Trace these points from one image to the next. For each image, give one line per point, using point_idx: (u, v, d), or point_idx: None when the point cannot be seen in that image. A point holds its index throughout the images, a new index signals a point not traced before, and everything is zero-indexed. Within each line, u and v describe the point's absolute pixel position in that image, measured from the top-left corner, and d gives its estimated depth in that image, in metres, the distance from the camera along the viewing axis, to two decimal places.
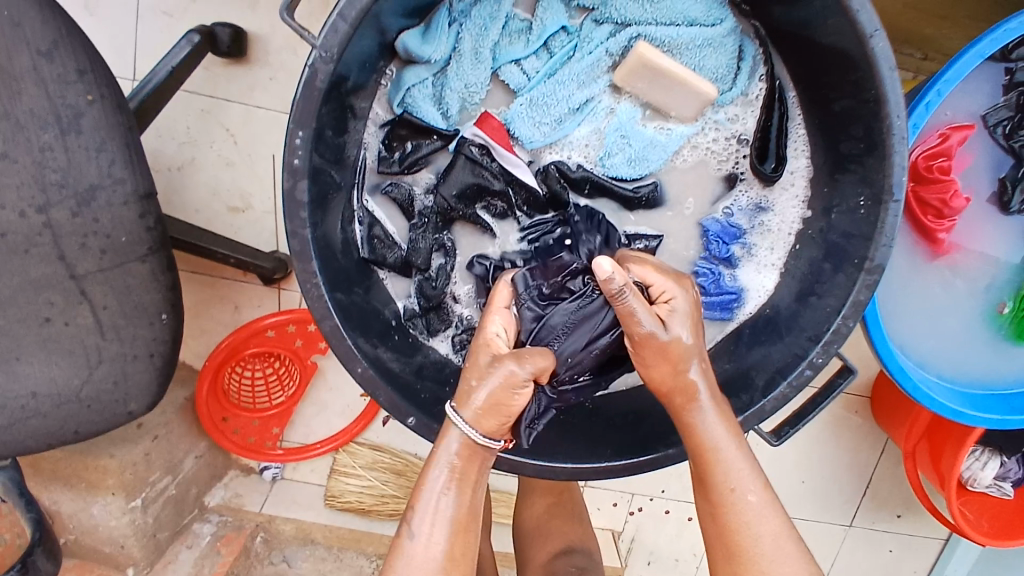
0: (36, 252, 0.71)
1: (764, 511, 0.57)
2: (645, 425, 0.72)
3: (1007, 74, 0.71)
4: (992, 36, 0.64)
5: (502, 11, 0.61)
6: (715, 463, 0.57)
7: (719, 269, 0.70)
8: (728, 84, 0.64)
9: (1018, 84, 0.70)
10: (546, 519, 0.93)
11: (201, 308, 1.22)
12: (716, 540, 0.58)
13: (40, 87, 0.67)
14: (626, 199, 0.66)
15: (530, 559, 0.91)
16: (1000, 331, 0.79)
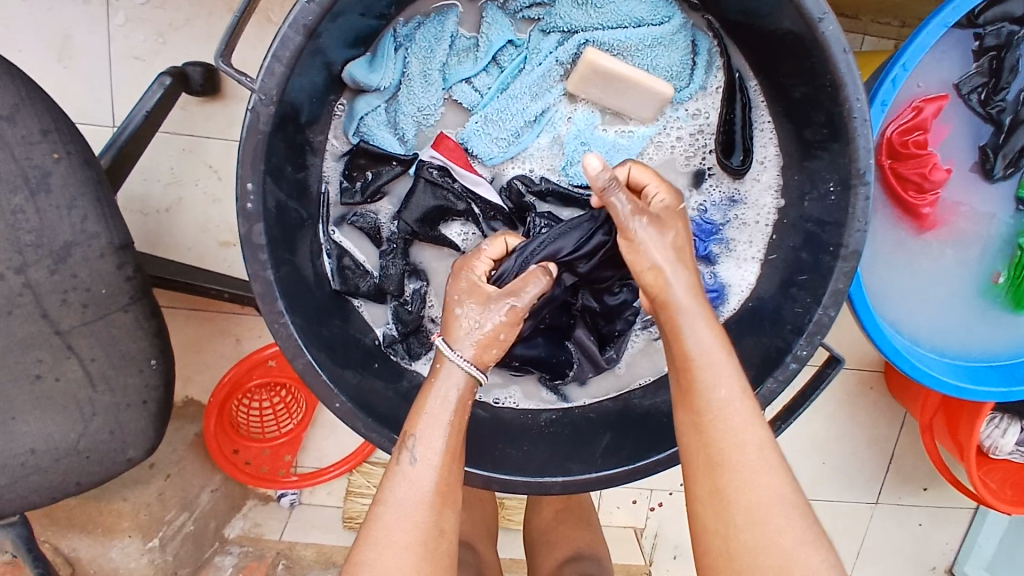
0: (18, 313, 0.72)
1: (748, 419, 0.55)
2: (638, 432, 0.71)
3: (977, 40, 0.69)
4: (956, 3, 0.61)
5: (446, 31, 0.61)
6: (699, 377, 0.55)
7: (697, 267, 0.69)
8: (684, 81, 0.63)
9: (989, 49, 0.68)
10: (554, 525, 0.91)
11: (203, 344, 1.24)
12: (699, 450, 0.56)
13: (5, 151, 0.68)
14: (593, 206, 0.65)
15: (538, 567, 0.88)
16: (997, 301, 0.76)
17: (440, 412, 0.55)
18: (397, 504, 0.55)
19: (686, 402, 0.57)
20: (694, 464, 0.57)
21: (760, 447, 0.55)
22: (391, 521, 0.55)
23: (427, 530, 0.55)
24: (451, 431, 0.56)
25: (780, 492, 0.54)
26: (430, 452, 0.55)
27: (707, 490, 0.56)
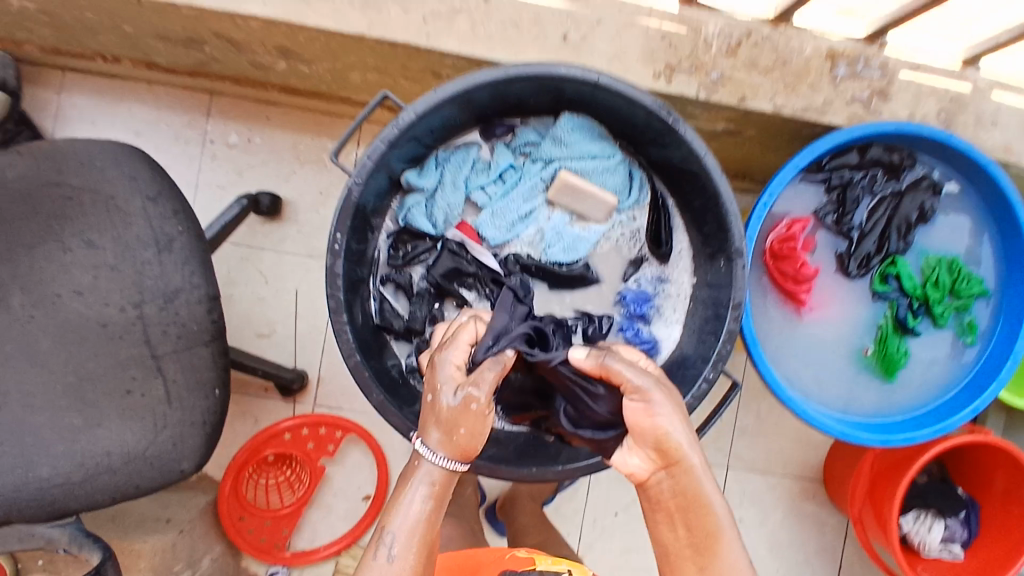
0: (127, 337, 0.95)
1: None
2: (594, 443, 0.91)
3: (825, 183, 0.99)
4: (802, 155, 0.92)
5: (470, 157, 0.93)
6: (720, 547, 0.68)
7: (638, 324, 0.95)
8: (625, 197, 0.95)
9: (834, 188, 0.98)
10: None
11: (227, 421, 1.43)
12: None
13: (147, 220, 0.96)
14: (564, 276, 0.93)
15: None
16: (870, 369, 1.01)
17: (406, 513, 0.69)
18: None
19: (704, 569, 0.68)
20: None
21: None
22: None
23: None
24: (415, 525, 0.69)
25: None
26: (395, 547, 0.68)
27: None
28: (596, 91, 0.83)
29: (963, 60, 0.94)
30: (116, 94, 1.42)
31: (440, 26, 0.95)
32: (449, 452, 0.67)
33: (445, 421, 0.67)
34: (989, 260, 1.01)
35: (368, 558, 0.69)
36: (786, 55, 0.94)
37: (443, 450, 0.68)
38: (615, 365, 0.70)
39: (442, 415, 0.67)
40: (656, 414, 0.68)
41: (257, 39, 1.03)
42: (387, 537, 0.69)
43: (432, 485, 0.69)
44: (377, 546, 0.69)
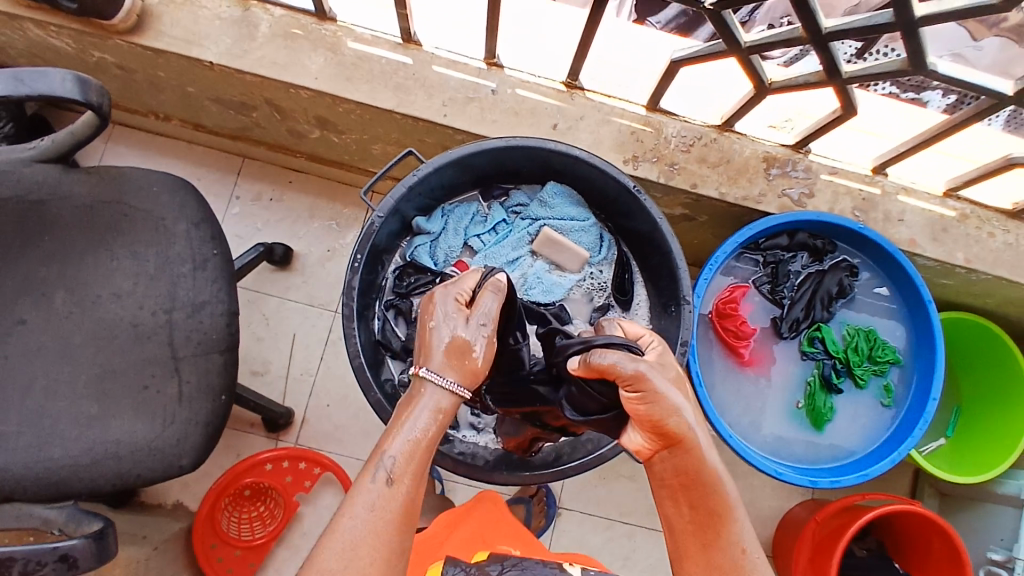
0: (154, 338, 1.08)
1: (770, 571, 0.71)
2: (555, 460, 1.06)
3: (763, 259, 1.19)
4: (744, 232, 1.10)
5: (471, 210, 1.12)
6: (726, 525, 0.71)
7: None
8: (597, 253, 1.13)
9: (769, 262, 1.18)
10: None
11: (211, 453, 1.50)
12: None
13: (189, 241, 1.12)
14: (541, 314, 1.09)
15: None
16: (801, 419, 1.18)
17: (409, 436, 0.71)
18: (357, 517, 0.67)
19: (713, 546, 0.71)
20: None
21: None
22: (358, 532, 0.66)
23: (376, 537, 0.67)
24: (415, 449, 0.71)
25: None
26: (394, 468, 0.70)
27: None
28: (577, 164, 1.03)
29: (872, 166, 1.17)
30: (161, 150, 1.63)
31: (456, 109, 1.17)
32: (457, 376, 0.74)
33: (455, 347, 0.74)
34: (901, 333, 1.20)
35: (364, 480, 0.69)
36: (730, 154, 1.18)
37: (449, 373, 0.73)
38: (601, 362, 0.72)
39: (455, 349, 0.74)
40: (650, 401, 0.70)
41: (301, 108, 1.26)
42: (387, 459, 0.70)
43: (438, 408, 0.73)
44: (375, 467, 0.70)
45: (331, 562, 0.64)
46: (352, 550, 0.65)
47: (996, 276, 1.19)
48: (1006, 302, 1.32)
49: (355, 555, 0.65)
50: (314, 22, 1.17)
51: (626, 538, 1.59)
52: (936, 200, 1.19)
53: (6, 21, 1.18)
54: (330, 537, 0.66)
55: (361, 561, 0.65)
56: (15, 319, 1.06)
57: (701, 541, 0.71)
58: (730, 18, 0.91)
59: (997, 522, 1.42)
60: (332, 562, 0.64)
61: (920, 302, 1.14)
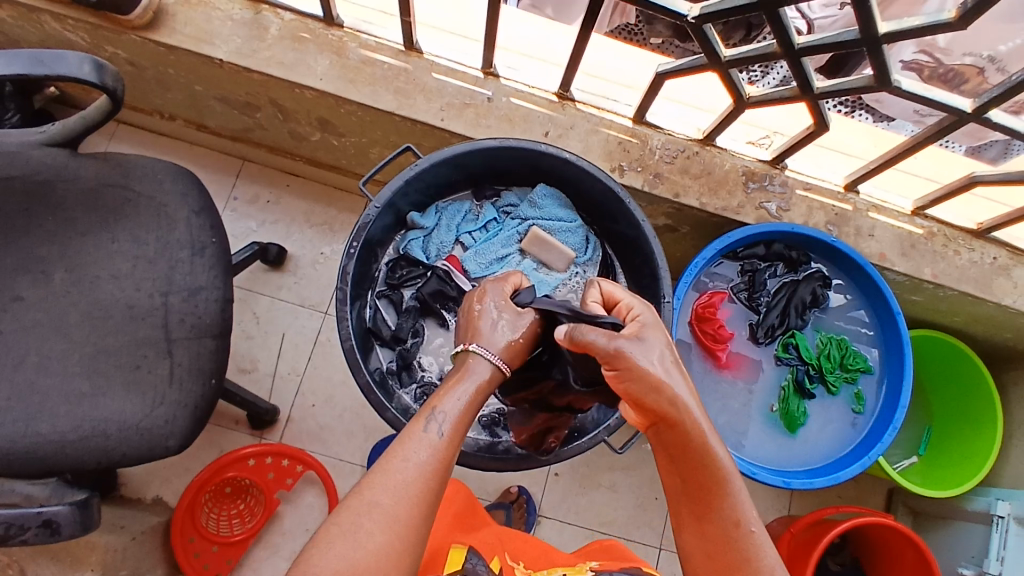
0: (148, 320, 1.10)
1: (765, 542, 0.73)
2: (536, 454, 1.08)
3: (740, 267, 1.24)
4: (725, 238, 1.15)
5: (462, 207, 1.16)
6: (716, 496, 0.74)
7: None
8: (583, 254, 1.18)
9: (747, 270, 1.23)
10: None
11: (193, 449, 1.50)
12: (713, 547, 0.74)
13: (189, 229, 1.15)
14: None
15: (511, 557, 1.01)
16: (777, 423, 1.21)
17: (460, 395, 0.76)
18: (409, 458, 0.70)
19: (707, 515, 0.74)
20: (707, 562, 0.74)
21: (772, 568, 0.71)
22: (408, 473, 0.69)
23: (422, 479, 0.70)
24: (462, 407, 0.75)
25: None
26: (444, 422, 0.73)
27: None
28: (567, 166, 1.09)
29: (844, 183, 1.24)
30: (161, 149, 1.69)
31: (452, 114, 1.24)
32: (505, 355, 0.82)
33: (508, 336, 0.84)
34: (872, 342, 1.25)
35: (416, 428, 0.73)
36: (710, 167, 1.24)
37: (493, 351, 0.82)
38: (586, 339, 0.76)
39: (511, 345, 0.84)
40: (628, 378, 0.73)
41: (305, 108, 1.34)
42: (437, 413, 0.74)
43: (487, 377, 0.79)
44: (428, 417, 0.73)
45: (378, 498, 0.67)
46: (400, 487, 0.68)
47: (962, 292, 1.25)
48: (973, 319, 1.37)
49: (405, 492, 0.68)
50: (322, 27, 1.25)
51: None
52: (904, 218, 1.25)
53: (24, 13, 1.25)
54: (382, 474, 0.69)
55: (411, 499, 0.68)
56: (12, 296, 1.08)
57: (695, 510, 0.75)
58: (711, 33, 0.98)
59: (965, 540, 1.42)
60: (382, 496, 0.67)
61: (890, 313, 1.19)
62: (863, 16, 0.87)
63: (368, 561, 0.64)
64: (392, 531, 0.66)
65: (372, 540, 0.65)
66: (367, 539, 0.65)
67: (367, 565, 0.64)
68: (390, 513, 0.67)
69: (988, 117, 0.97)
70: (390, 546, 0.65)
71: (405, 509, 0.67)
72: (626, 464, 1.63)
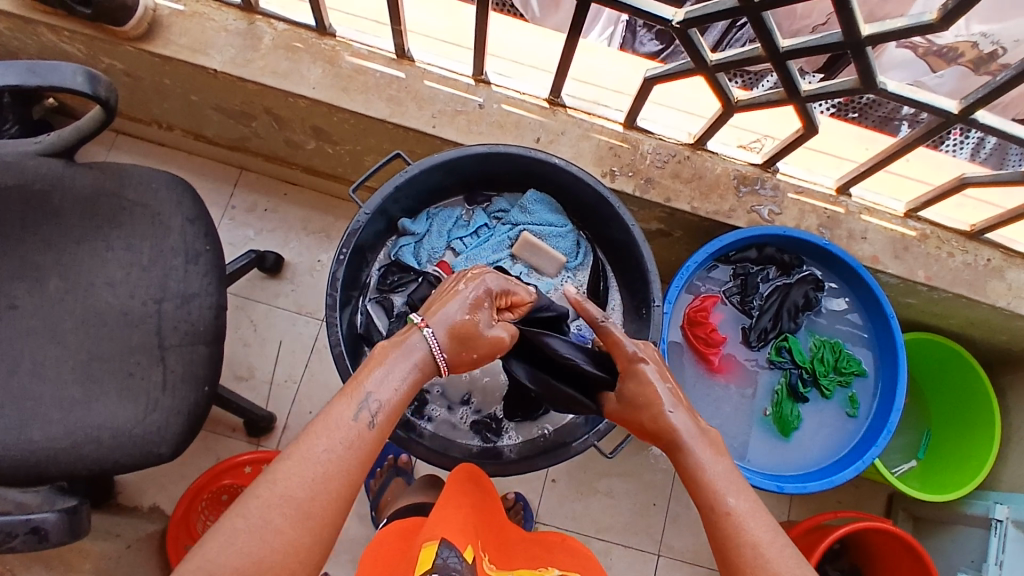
0: (141, 326, 1.11)
1: (753, 515, 0.74)
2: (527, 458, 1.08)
3: (732, 270, 1.24)
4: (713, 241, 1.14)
5: (454, 213, 1.17)
6: (700, 478, 0.77)
7: None
8: (573, 258, 1.19)
9: (739, 274, 1.24)
10: None
11: (190, 456, 1.51)
12: (711, 529, 0.75)
13: (183, 236, 1.16)
14: None
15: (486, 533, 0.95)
16: (772, 430, 1.21)
17: (389, 380, 0.76)
18: (331, 447, 0.71)
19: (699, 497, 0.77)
20: (714, 544, 0.74)
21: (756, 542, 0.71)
22: (329, 463, 0.70)
23: (337, 470, 0.70)
24: (391, 394, 0.76)
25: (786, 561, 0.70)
26: (372, 410, 0.74)
27: (725, 557, 0.73)
28: (556, 172, 1.09)
29: (836, 186, 1.24)
30: (160, 158, 1.71)
31: (444, 121, 1.25)
32: (448, 349, 0.81)
33: (465, 329, 0.82)
34: (866, 345, 1.24)
35: (343, 413, 0.73)
36: (702, 171, 1.25)
37: (444, 349, 0.81)
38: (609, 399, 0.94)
39: (465, 335, 0.82)
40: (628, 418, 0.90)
41: (299, 116, 1.35)
42: (368, 400, 0.74)
43: (416, 365, 0.79)
44: (356, 403, 0.73)
45: (293, 485, 0.68)
46: (318, 479, 0.69)
47: (955, 294, 1.24)
48: (969, 322, 1.36)
49: (322, 484, 0.69)
50: (316, 36, 1.27)
51: (603, 555, 1.58)
52: (897, 220, 1.25)
53: (20, 24, 1.27)
54: (300, 463, 0.69)
55: (327, 493, 0.69)
56: (7, 304, 1.09)
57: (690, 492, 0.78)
58: (696, 37, 0.98)
59: (966, 545, 1.40)
60: (298, 488, 0.68)
61: (883, 315, 1.19)
62: (844, 18, 0.87)
63: (279, 553, 0.65)
64: (301, 525, 0.67)
65: (281, 533, 0.66)
66: (275, 534, 0.66)
67: (275, 557, 0.65)
68: (304, 508, 0.67)
69: (974, 118, 0.97)
70: (300, 540, 0.66)
71: (320, 502, 0.68)
72: (623, 469, 1.63)
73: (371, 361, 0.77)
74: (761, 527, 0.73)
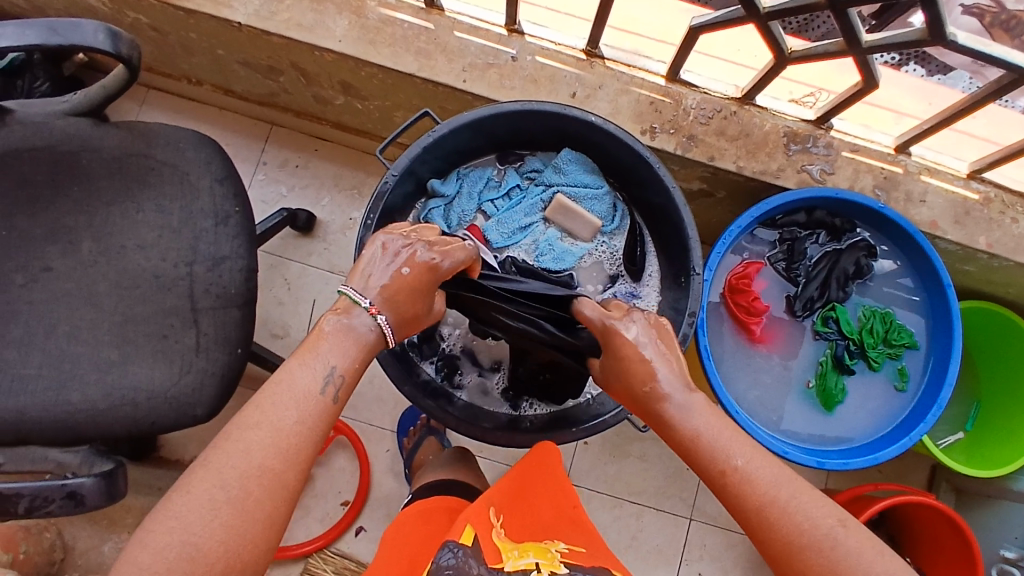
0: (174, 290, 1.11)
1: (756, 469, 0.72)
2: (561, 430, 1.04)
3: (778, 234, 1.18)
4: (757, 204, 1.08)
5: (486, 173, 1.13)
6: (699, 449, 0.75)
7: None
8: (609, 222, 1.13)
9: (786, 239, 1.17)
10: None
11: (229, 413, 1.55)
12: (732, 500, 0.72)
13: (212, 197, 1.15)
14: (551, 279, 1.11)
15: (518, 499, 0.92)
16: (813, 402, 1.16)
17: (347, 353, 0.75)
18: (292, 419, 0.69)
19: (706, 469, 0.75)
20: (737, 515, 0.72)
21: (779, 502, 0.70)
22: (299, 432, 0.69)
23: (301, 438, 0.69)
24: (344, 361, 0.75)
25: (807, 515, 0.69)
26: (332, 383, 0.73)
27: (755, 526, 0.70)
28: (592, 130, 1.03)
29: (895, 145, 1.15)
30: (191, 114, 1.69)
31: (476, 75, 1.19)
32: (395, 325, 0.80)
33: (407, 313, 0.81)
34: (921, 316, 1.17)
35: (308, 381, 0.72)
36: (749, 128, 1.17)
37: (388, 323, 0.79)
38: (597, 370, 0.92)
39: (408, 315, 0.81)
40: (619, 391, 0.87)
41: (326, 72, 1.31)
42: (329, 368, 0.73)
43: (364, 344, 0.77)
44: (320, 374, 0.72)
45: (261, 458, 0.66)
46: (290, 453, 0.68)
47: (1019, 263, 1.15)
48: None
49: (293, 455, 0.68)
50: None
51: (634, 518, 1.58)
52: (960, 181, 1.16)
53: None
54: (269, 433, 0.67)
55: (298, 460, 0.68)
56: (42, 266, 1.10)
57: (693, 463, 0.77)
58: None
59: None
60: (271, 459, 0.66)
61: (939, 285, 1.11)
62: None
63: (260, 525, 0.65)
64: (277, 496, 0.66)
65: (262, 505, 0.65)
66: (257, 507, 0.65)
67: (259, 527, 0.64)
68: (278, 477, 0.66)
69: None
70: (278, 509, 0.66)
71: (293, 474, 0.67)
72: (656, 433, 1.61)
73: (314, 338, 0.75)
74: (773, 481, 0.71)
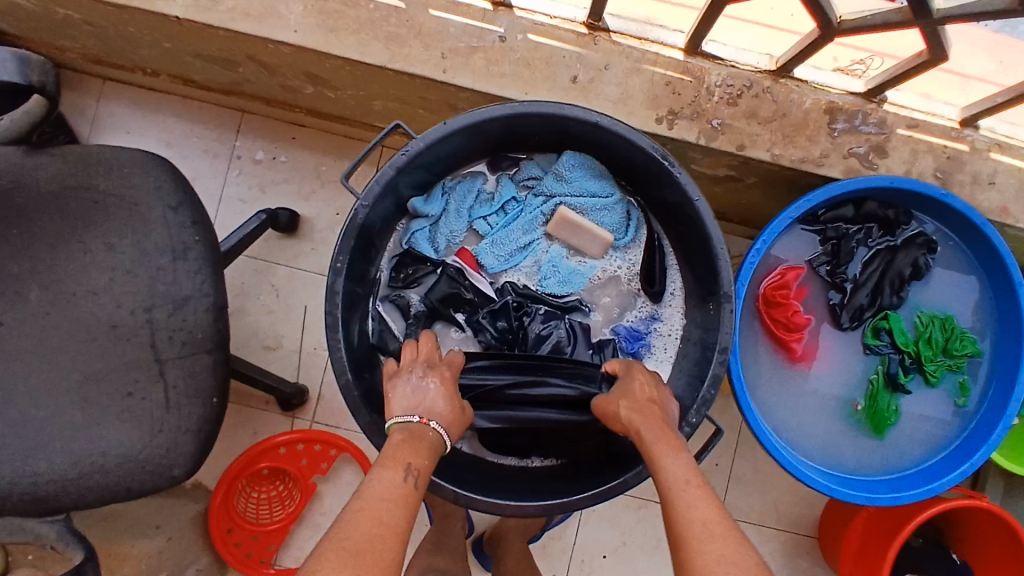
0: (134, 340, 0.99)
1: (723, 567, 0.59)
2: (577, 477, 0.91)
3: (822, 232, 1.01)
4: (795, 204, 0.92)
5: (475, 186, 0.97)
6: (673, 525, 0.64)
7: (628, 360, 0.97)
8: (622, 233, 0.97)
9: (830, 239, 1.01)
10: None
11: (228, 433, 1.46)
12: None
13: (166, 229, 1.01)
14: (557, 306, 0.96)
15: None
16: (861, 426, 1.02)
17: (422, 450, 0.70)
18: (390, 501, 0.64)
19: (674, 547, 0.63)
20: None
21: None
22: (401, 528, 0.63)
23: (399, 523, 0.62)
24: (421, 452, 0.70)
25: None
26: (413, 475, 0.67)
27: None
28: (597, 132, 0.86)
29: (961, 118, 0.96)
30: (153, 106, 1.51)
31: (457, 62, 1.00)
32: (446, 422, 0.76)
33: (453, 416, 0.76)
34: (985, 320, 1.01)
35: (391, 477, 0.66)
36: (786, 107, 0.98)
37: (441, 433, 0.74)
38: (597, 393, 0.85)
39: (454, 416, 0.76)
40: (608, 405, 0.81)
41: (288, 63, 1.13)
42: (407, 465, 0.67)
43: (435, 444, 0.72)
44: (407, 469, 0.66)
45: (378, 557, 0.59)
46: (400, 539, 0.62)
47: None
48: None
49: (391, 540, 0.61)
50: None
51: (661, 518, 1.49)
52: None
53: None
54: (380, 526, 0.61)
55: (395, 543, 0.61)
56: None
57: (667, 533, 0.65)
58: None
59: None
60: (371, 537, 0.60)
61: (1012, 287, 0.95)
62: None
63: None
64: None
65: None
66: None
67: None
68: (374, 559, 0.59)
69: None
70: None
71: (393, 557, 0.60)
72: None
73: (398, 445, 0.70)
74: None
